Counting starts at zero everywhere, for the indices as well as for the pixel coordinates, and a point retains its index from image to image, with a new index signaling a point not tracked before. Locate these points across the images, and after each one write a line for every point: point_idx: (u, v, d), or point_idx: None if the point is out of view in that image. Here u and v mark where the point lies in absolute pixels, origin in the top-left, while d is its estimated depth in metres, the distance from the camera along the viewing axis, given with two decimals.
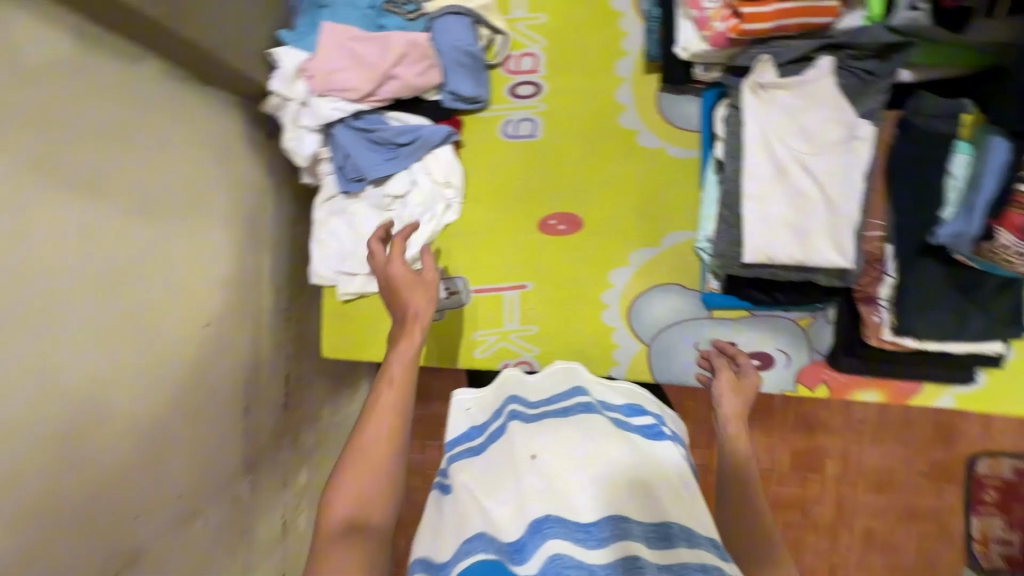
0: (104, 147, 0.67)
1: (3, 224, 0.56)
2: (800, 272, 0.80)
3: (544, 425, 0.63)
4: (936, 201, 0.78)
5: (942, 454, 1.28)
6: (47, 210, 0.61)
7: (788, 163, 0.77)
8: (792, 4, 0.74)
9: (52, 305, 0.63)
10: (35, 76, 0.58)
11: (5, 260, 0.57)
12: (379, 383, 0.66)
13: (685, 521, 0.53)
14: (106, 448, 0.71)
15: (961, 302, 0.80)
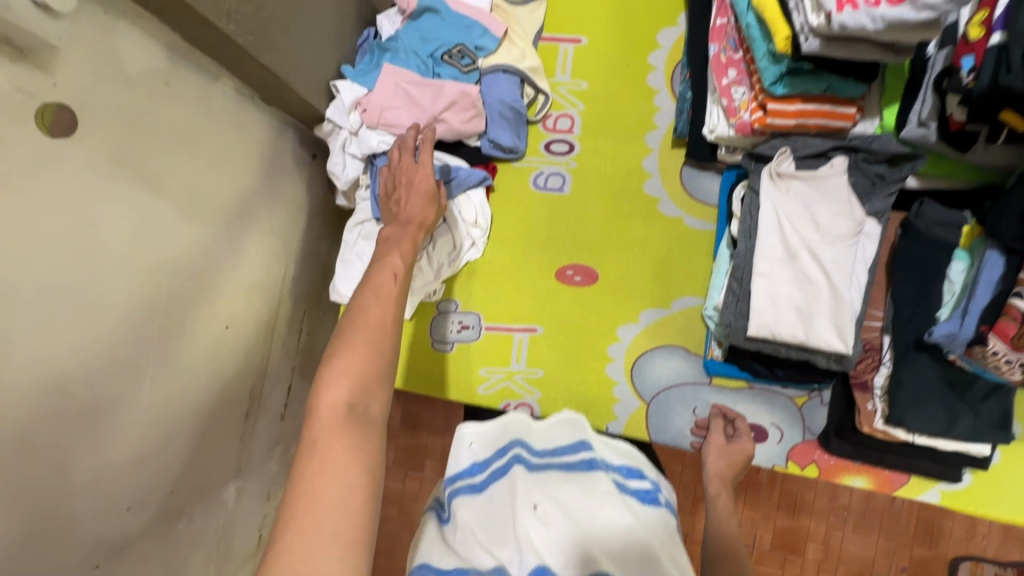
0: (173, 152, 0.72)
1: (72, 211, 0.61)
2: (801, 352, 0.84)
3: (546, 480, 0.66)
4: (934, 300, 0.83)
5: (926, 553, 1.27)
6: (112, 203, 0.65)
7: (799, 248, 0.82)
8: (814, 106, 0.81)
9: (96, 290, 0.66)
10: (129, 84, 0.64)
11: (66, 244, 0.61)
12: (380, 268, 0.69)
13: None
14: (114, 433, 0.73)
15: (952, 401, 0.84)
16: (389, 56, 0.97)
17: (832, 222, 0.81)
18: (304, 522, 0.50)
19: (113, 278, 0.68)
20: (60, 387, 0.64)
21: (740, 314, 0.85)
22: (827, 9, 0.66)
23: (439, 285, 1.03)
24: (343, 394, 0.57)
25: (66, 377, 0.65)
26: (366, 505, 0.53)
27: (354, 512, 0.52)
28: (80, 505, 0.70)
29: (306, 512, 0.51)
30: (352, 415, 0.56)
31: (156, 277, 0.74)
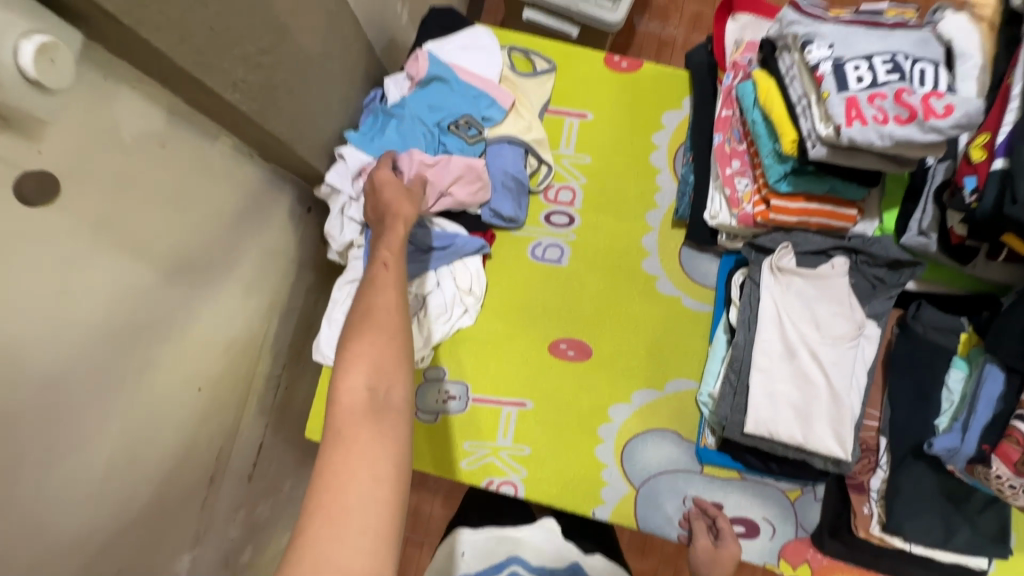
0: (161, 211, 0.69)
1: (44, 275, 0.56)
2: (799, 452, 0.81)
3: None
4: (933, 408, 0.81)
5: None
6: (89, 266, 0.61)
7: (798, 346, 0.80)
8: (816, 206, 0.81)
9: (63, 357, 0.61)
10: (122, 144, 0.61)
11: (33, 310, 0.56)
12: (375, 267, 0.70)
13: None
14: (67, 515, 0.66)
15: (949, 511, 0.82)
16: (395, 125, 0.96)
17: (831, 321, 0.80)
18: (334, 509, 0.51)
19: (86, 348, 0.63)
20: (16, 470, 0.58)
21: (737, 409, 0.83)
22: (836, 122, 0.67)
23: (428, 352, 1.00)
24: (362, 381, 0.59)
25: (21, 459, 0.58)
26: (396, 494, 0.54)
27: (382, 503, 0.53)
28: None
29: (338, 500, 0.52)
30: (374, 402, 0.58)
31: (130, 342, 0.69)
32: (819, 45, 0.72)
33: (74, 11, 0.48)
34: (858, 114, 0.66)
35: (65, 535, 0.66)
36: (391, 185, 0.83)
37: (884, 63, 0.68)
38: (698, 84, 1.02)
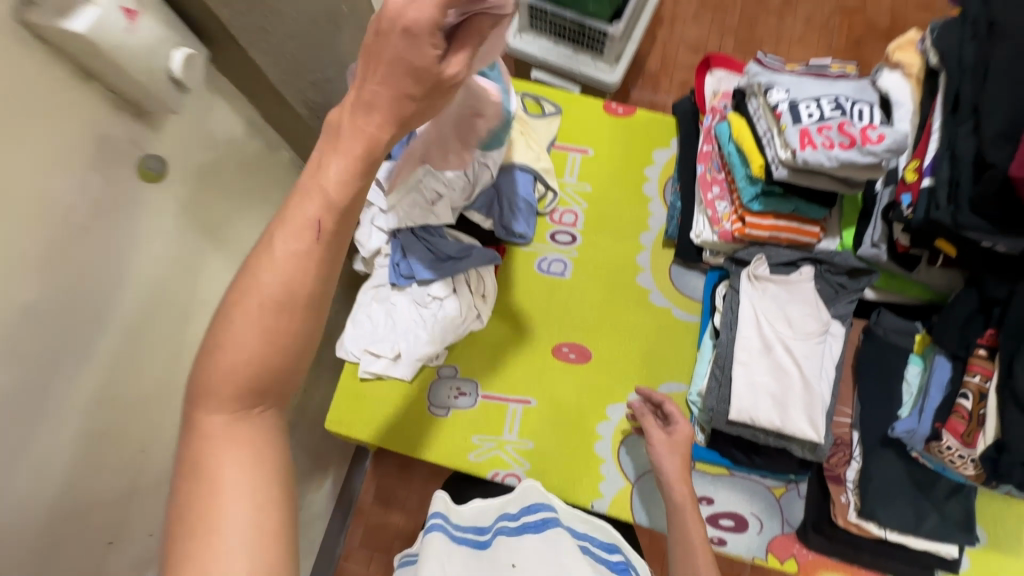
0: (227, 199, 0.81)
1: (145, 234, 0.68)
2: (778, 439, 0.90)
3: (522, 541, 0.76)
4: (895, 401, 0.92)
5: None
6: (175, 231, 0.72)
7: (773, 342, 0.91)
8: (784, 223, 0.95)
9: (147, 309, 0.70)
10: (209, 138, 0.75)
11: (132, 261, 0.67)
12: (304, 191, 0.50)
13: None
14: (136, 468, 0.73)
15: (918, 497, 0.90)
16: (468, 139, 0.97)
17: (801, 320, 0.92)
18: (207, 545, 0.47)
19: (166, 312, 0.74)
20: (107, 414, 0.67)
21: (722, 399, 0.92)
22: (792, 147, 0.82)
23: (441, 351, 1.10)
24: (230, 403, 0.51)
25: (111, 405, 0.67)
26: (281, 524, 0.50)
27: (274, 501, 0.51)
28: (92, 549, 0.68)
29: (239, 516, 0.49)
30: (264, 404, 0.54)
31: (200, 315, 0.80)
32: (778, 89, 0.89)
33: (205, 24, 0.64)
34: (810, 141, 0.81)
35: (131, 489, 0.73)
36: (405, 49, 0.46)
37: (830, 103, 0.85)
38: (683, 127, 1.19)
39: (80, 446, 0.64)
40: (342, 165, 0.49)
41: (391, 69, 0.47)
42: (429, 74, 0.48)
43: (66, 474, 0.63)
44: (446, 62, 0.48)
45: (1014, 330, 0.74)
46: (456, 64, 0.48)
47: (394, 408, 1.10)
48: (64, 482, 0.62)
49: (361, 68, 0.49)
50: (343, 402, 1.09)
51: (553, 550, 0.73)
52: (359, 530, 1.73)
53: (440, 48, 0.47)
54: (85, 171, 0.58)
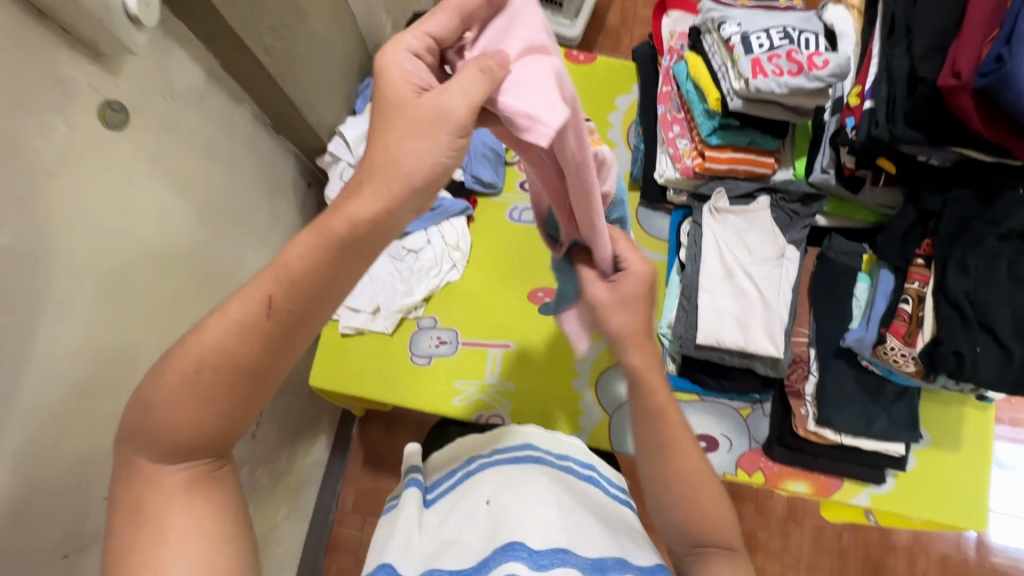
0: (187, 149, 0.81)
1: (107, 178, 0.67)
2: (743, 359, 0.97)
3: (498, 472, 0.78)
4: (845, 317, 0.99)
5: None
6: (138, 179, 0.72)
7: (735, 268, 0.97)
8: (742, 155, 0.99)
9: (116, 255, 0.70)
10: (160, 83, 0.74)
11: (98, 205, 0.66)
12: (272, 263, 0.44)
13: (618, 556, 0.67)
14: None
15: (866, 401, 0.98)
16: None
17: (760, 247, 0.98)
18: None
19: (142, 264, 0.75)
20: (94, 364, 0.69)
21: (689, 326, 0.98)
22: (746, 76, 0.86)
23: (420, 302, 1.14)
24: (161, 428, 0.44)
25: (96, 357, 0.69)
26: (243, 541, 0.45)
27: None
28: (88, 501, 0.71)
29: (193, 469, 0.46)
30: None
31: (175, 268, 0.82)
32: (730, 24, 0.92)
33: None
34: (761, 69, 0.85)
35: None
36: (406, 88, 0.45)
37: (779, 33, 0.88)
38: (643, 71, 1.21)
39: (68, 396, 0.66)
40: (308, 246, 0.43)
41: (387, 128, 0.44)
42: (404, 108, 0.44)
43: (57, 426, 0.65)
44: (447, 90, 0.44)
45: (946, 239, 0.81)
46: (460, 96, 0.44)
47: (375, 362, 1.12)
48: (53, 435, 0.64)
49: (364, 167, 0.45)
50: (326, 358, 1.12)
51: (530, 479, 0.76)
52: (350, 495, 1.76)
53: (419, 85, 0.46)
54: (46, 115, 0.59)
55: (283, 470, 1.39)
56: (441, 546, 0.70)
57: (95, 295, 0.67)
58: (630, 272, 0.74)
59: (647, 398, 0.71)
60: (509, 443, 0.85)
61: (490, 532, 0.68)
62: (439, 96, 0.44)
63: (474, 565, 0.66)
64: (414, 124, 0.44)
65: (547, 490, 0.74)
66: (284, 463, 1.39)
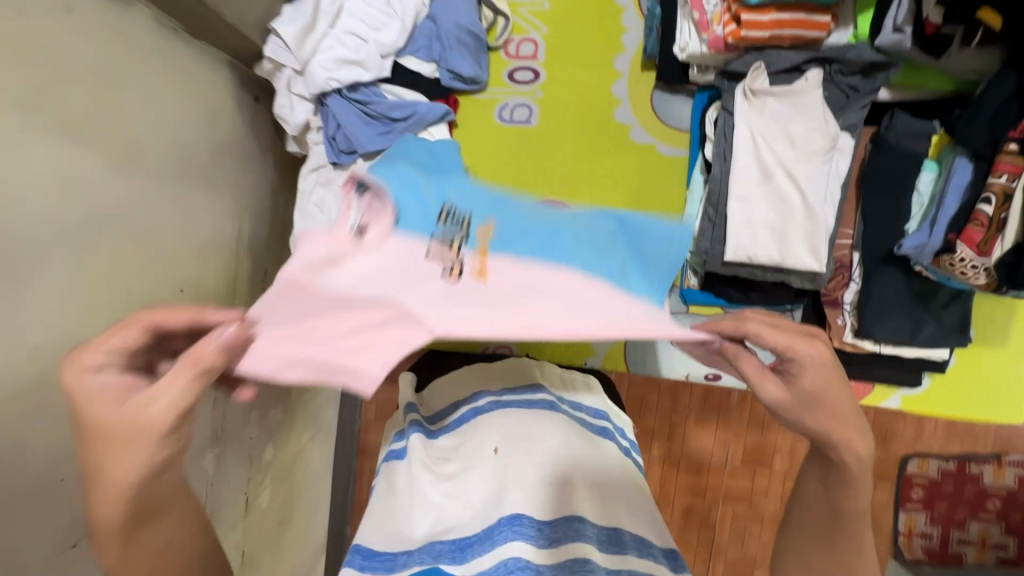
0: (77, 85, 0.64)
1: None
2: (776, 274, 0.85)
3: (507, 418, 0.69)
4: (901, 217, 0.84)
5: None
6: (25, 140, 0.58)
7: (773, 166, 0.81)
8: (788, 15, 0.76)
9: (28, 239, 0.59)
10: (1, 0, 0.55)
11: None
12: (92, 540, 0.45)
13: (635, 531, 0.63)
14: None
15: (914, 307, 0.87)
16: (569, 239, 0.49)
17: (805, 138, 0.80)
18: None
19: (58, 240, 0.63)
20: (34, 362, 0.61)
21: (716, 241, 0.86)
22: None
23: None
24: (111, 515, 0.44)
25: (40, 359, 0.61)
26: None
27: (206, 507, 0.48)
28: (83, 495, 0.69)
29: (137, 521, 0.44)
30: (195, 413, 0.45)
31: (102, 232, 0.69)
32: None
33: None
34: None
35: None
36: (101, 408, 0.42)
37: None
38: None
39: (19, 402, 0.60)
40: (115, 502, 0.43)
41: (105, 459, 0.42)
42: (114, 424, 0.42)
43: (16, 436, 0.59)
44: (151, 402, 0.42)
45: None
46: (159, 408, 0.42)
47: None
48: (12, 447, 0.59)
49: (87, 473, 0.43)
50: None
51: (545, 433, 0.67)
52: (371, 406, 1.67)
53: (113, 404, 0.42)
54: None
55: (296, 402, 1.39)
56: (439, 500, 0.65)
57: (8, 289, 0.57)
58: (806, 368, 0.44)
59: (849, 498, 0.47)
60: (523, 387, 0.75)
61: (495, 496, 0.63)
62: (140, 410, 0.42)
63: (478, 533, 0.61)
64: (116, 438, 0.42)
65: (563, 449, 0.66)
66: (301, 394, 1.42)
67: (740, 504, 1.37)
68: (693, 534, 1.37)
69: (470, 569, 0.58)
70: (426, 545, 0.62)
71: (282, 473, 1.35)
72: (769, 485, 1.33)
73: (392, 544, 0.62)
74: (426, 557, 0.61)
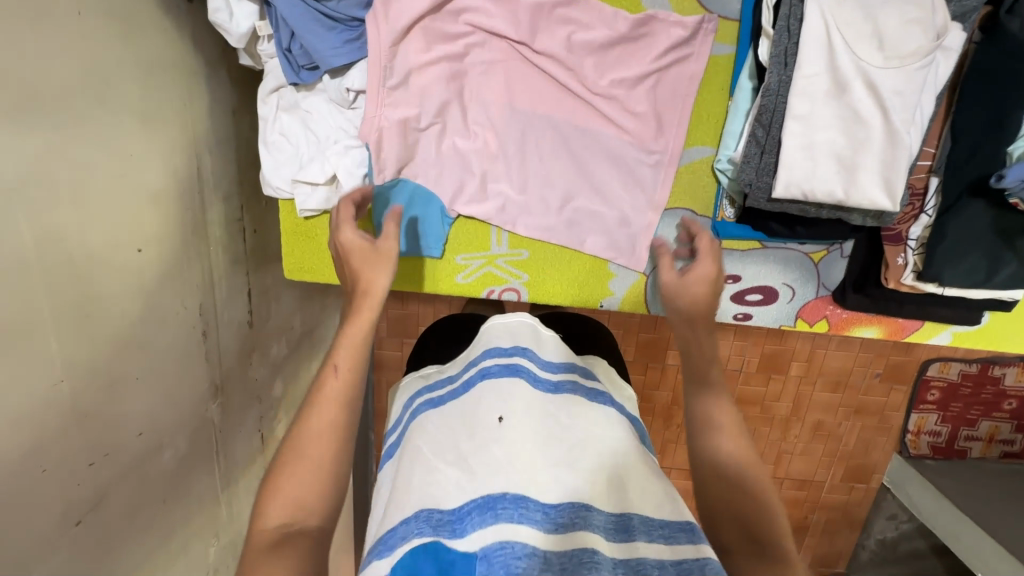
0: None
1: None
2: (834, 211, 0.74)
3: (515, 389, 0.66)
4: (1009, 132, 0.67)
5: (901, 358, 1.58)
6: None
7: (850, 75, 0.66)
8: None
9: None
10: None
11: None
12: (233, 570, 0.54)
13: (644, 513, 0.60)
14: (72, 392, 0.67)
15: (996, 246, 0.73)
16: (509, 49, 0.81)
17: (899, 35, 0.64)
18: None
19: None
20: None
21: (762, 169, 0.72)
22: None
23: None
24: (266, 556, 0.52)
25: None
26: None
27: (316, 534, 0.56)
28: (72, 474, 0.68)
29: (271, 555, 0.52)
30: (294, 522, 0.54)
31: (18, 200, 0.58)
32: None
33: None
34: None
35: (81, 409, 0.68)
36: (362, 250, 0.69)
37: None
38: None
39: None
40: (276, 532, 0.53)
41: (361, 268, 0.69)
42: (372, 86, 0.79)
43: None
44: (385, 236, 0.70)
45: None
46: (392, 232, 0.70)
47: None
48: None
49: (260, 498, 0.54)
50: (293, 242, 0.92)
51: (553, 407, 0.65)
52: (381, 322, 1.62)
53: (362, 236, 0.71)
54: None
55: (304, 331, 1.37)
56: (445, 469, 0.61)
57: None
58: (698, 266, 0.74)
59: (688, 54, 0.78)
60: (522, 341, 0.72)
61: (498, 465, 0.60)
62: (385, 242, 0.70)
63: (476, 499, 0.58)
64: (367, 258, 0.69)
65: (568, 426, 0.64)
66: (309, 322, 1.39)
67: (754, 408, 1.65)
68: None
69: (471, 544, 0.55)
70: (422, 514, 0.58)
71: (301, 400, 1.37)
72: (790, 387, 1.62)
73: (392, 519, 0.59)
74: (424, 527, 0.57)
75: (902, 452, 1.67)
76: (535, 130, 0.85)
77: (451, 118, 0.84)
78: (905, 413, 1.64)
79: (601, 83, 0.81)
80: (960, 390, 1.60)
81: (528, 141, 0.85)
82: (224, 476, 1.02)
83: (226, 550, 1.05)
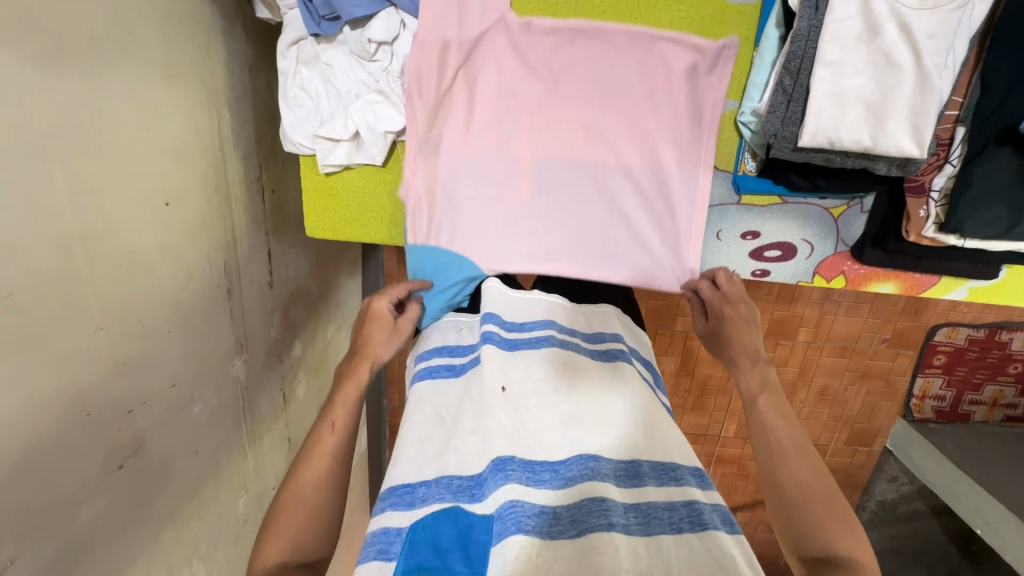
0: None
1: None
2: (858, 160, 0.74)
3: (517, 356, 0.71)
4: None
5: (908, 323, 1.59)
6: None
7: (883, 17, 0.66)
8: None
9: None
10: None
11: None
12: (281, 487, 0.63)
13: (652, 460, 0.62)
14: (110, 339, 0.69)
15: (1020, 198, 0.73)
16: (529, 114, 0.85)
17: None
18: None
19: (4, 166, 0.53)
20: (13, 307, 0.56)
21: (788, 118, 0.73)
22: None
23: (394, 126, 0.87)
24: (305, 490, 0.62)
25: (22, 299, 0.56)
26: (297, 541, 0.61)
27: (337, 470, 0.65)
28: (114, 421, 0.70)
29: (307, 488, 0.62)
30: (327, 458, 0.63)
31: (52, 149, 0.59)
32: None
33: None
34: None
35: (120, 355, 0.71)
36: (384, 323, 0.77)
37: None
38: None
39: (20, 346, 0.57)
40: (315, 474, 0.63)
41: (374, 334, 0.76)
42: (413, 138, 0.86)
43: (21, 383, 0.57)
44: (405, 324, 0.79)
45: None
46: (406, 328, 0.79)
47: (377, 199, 0.93)
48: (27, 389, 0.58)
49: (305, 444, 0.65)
50: (316, 202, 0.93)
51: (567, 366, 0.71)
52: None
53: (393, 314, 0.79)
54: None
55: (322, 296, 1.38)
56: (462, 435, 0.64)
57: None
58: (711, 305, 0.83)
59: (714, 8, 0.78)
60: (527, 321, 0.78)
61: (509, 436, 0.62)
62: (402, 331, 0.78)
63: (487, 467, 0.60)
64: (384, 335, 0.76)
65: (576, 390, 0.68)
66: (326, 287, 1.40)
67: None
68: (710, 399, 1.66)
69: (489, 505, 0.56)
70: (442, 480, 0.59)
71: (317, 364, 1.38)
72: (798, 353, 1.64)
73: (409, 478, 0.60)
74: (444, 493, 0.58)
75: (907, 416, 1.70)
76: (554, 169, 0.87)
77: (485, 171, 0.87)
78: (911, 376, 1.66)
79: (625, 39, 0.80)
80: (966, 355, 1.62)
81: (550, 181, 0.87)
82: (249, 430, 1.05)
83: (254, 501, 1.08)
